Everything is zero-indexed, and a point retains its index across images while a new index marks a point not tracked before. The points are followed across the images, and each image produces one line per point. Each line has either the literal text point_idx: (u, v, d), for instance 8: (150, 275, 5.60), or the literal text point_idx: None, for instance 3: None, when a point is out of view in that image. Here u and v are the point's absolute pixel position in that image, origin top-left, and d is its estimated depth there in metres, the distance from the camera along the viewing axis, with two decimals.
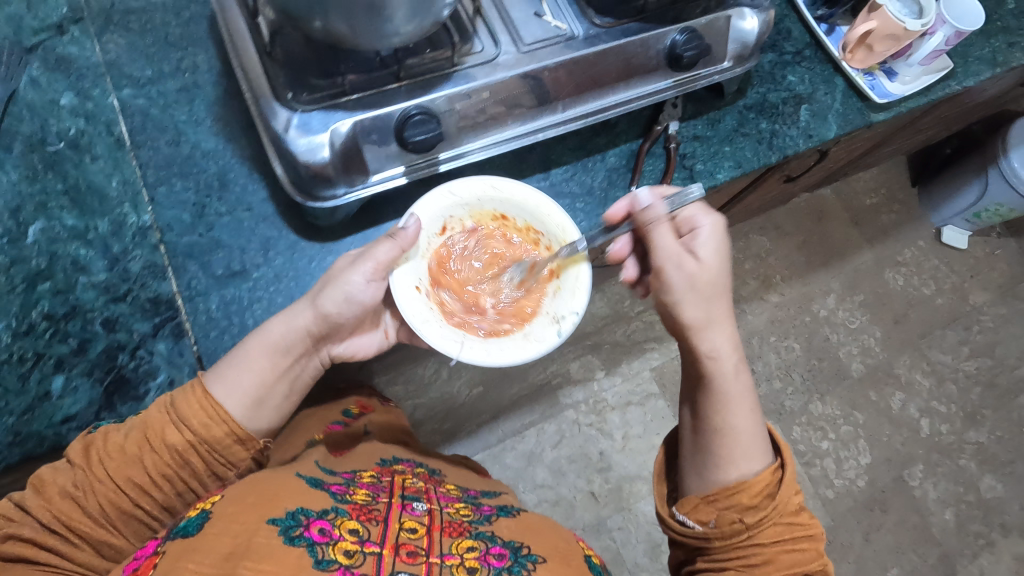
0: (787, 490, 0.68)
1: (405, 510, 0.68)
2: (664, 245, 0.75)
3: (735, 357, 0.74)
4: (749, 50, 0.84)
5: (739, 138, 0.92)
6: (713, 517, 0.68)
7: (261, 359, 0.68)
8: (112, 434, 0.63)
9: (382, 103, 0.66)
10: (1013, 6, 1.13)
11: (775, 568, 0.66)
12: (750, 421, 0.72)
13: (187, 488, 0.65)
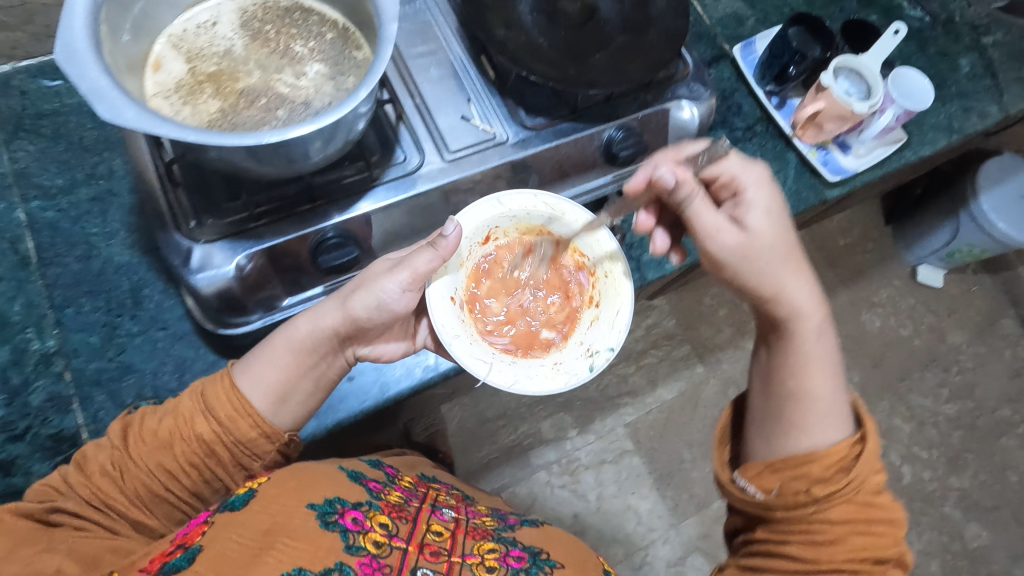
0: (868, 469, 0.56)
1: (436, 515, 0.68)
2: (706, 219, 0.63)
3: (818, 317, 0.62)
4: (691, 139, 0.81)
5: None
6: (778, 485, 0.57)
7: (291, 361, 0.64)
8: (151, 415, 0.62)
9: (297, 223, 0.63)
10: (967, 69, 1.12)
11: (841, 552, 0.54)
12: (831, 387, 0.60)
13: (215, 477, 0.62)
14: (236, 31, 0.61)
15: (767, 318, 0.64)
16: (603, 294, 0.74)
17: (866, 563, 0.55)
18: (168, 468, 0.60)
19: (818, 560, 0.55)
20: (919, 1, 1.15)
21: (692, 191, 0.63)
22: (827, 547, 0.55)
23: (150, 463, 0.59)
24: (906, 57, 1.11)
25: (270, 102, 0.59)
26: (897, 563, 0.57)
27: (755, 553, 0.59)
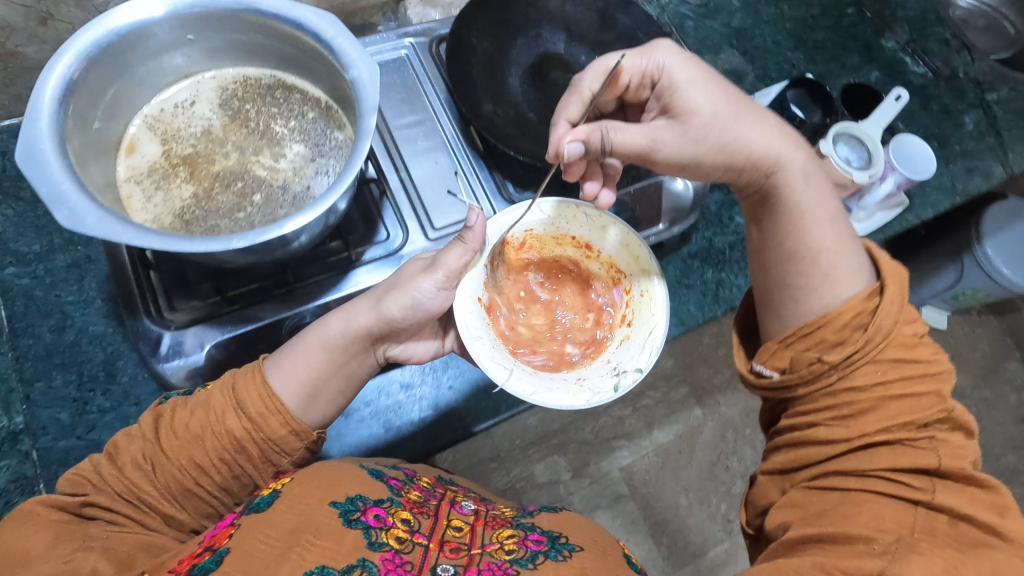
0: (891, 317, 0.48)
1: (455, 510, 0.59)
2: (631, 135, 0.56)
3: (798, 159, 0.57)
4: (686, 213, 0.78)
5: (683, 290, 0.87)
6: (790, 359, 0.51)
7: (323, 357, 0.58)
8: (181, 404, 0.54)
9: (273, 306, 0.61)
10: (971, 127, 1.10)
11: (879, 419, 0.46)
12: (833, 234, 0.54)
13: (246, 473, 0.54)
14: (215, 110, 0.59)
15: (754, 189, 0.59)
16: (637, 315, 0.65)
17: (910, 430, 0.45)
18: (198, 466, 0.52)
19: (851, 433, 0.47)
20: (922, 57, 1.14)
21: (603, 130, 0.55)
22: (852, 421, 0.47)
23: (182, 458, 0.51)
24: (909, 114, 1.09)
25: (247, 186, 0.57)
26: (953, 424, 0.47)
27: (774, 454, 0.52)
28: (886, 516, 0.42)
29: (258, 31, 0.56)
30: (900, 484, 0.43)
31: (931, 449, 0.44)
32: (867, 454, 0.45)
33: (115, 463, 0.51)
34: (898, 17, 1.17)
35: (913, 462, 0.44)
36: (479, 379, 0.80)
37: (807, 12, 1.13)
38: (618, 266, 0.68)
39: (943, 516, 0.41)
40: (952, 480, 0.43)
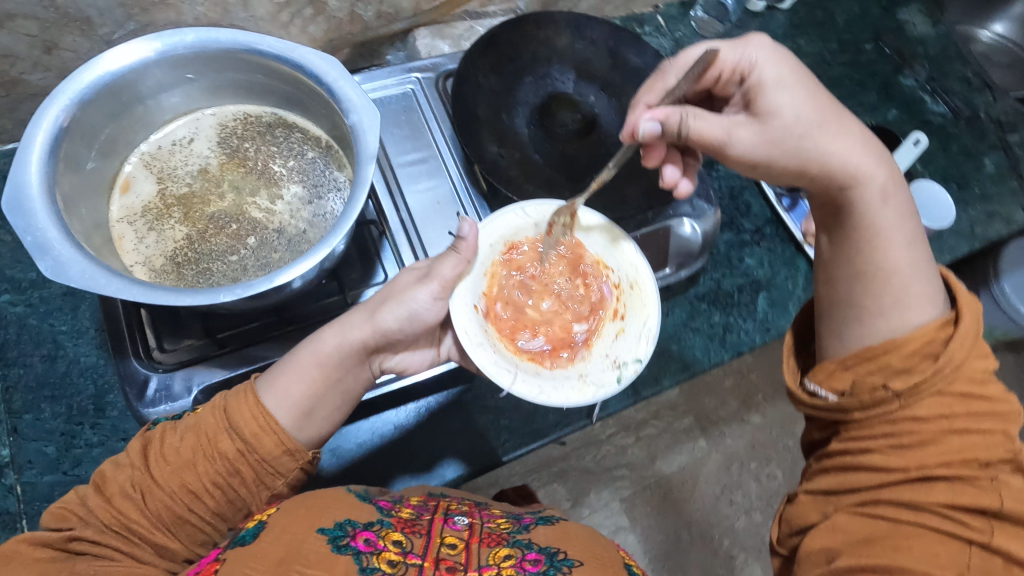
0: (965, 351, 0.46)
1: (449, 526, 0.54)
2: (712, 124, 0.52)
3: (879, 176, 0.51)
4: (694, 257, 0.76)
5: (688, 333, 0.85)
6: (850, 380, 0.48)
7: (318, 373, 0.55)
8: (172, 429, 0.51)
9: (266, 350, 0.59)
10: (992, 169, 1.07)
11: (944, 455, 0.44)
12: (910, 257, 0.50)
13: (238, 499, 0.51)
14: (213, 149, 0.58)
15: (826, 197, 0.53)
16: (630, 310, 0.64)
17: (970, 468, 0.44)
18: (191, 494, 0.48)
19: (909, 464, 0.44)
20: (941, 96, 1.11)
21: (684, 114, 0.51)
22: (911, 449, 0.45)
23: (173, 486, 0.48)
24: (927, 155, 1.06)
25: (241, 228, 0.56)
26: (1017, 466, 0.45)
27: (820, 474, 0.49)
28: (936, 554, 0.41)
29: (258, 72, 0.55)
30: (955, 522, 0.42)
31: (990, 490, 0.43)
32: (924, 487, 0.44)
33: (103, 494, 0.47)
34: (917, 54, 1.15)
35: (973, 503, 0.43)
36: (477, 421, 0.76)
37: (823, 47, 1.11)
38: (609, 266, 0.66)
39: (995, 557, 0.42)
40: (1005, 521, 0.43)
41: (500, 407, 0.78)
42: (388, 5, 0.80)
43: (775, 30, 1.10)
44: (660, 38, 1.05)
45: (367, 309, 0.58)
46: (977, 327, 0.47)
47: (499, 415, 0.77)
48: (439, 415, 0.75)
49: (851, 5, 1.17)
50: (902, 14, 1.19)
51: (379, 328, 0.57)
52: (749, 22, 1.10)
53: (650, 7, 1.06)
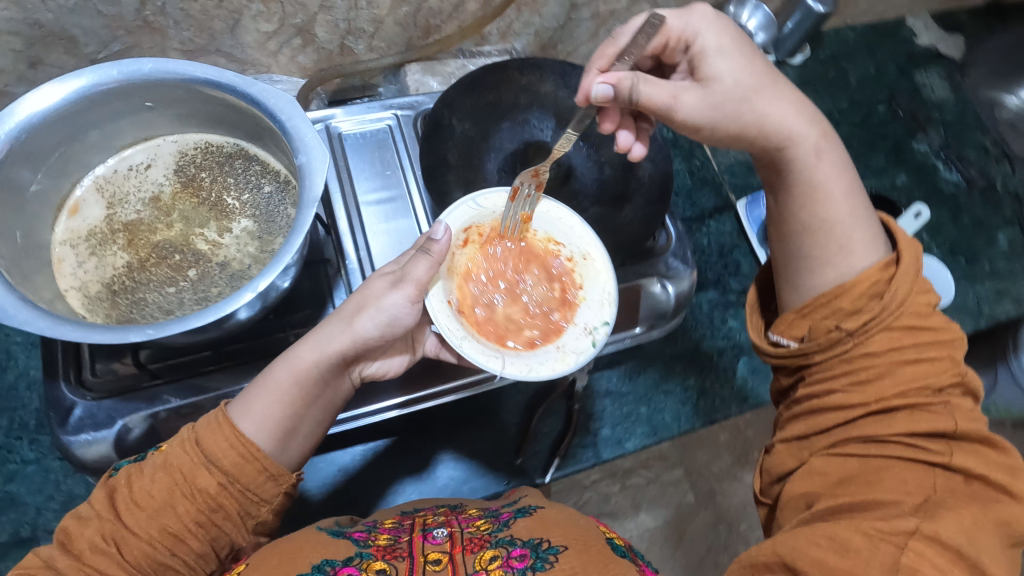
0: (907, 286, 0.49)
1: (429, 541, 0.51)
2: (663, 89, 0.51)
3: (812, 136, 0.53)
4: (669, 313, 0.73)
5: (660, 396, 0.81)
6: (808, 327, 0.52)
7: (293, 386, 0.51)
8: (139, 473, 0.46)
9: (200, 387, 0.57)
10: (1005, 245, 1.02)
11: (895, 384, 0.47)
12: (847, 207, 0.53)
13: (222, 536, 0.47)
14: (169, 176, 0.58)
15: (765, 160, 0.55)
16: (587, 280, 0.61)
17: (924, 395, 0.47)
18: (171, 537, 0.44)
19: (869, 399, 0.48)
20: (956, 164, 1.06)
21: (635, 80, 0.49)
22: (869, 387, 0.48)
23: (153, 533, 0.44)
24: (935, 224, 1.01)
25: (185, 259, 0.55)
26: (966, 389, 0.49)
27: (792, 418, 0.53)
28: (903, 484, 0.44)
29: (218, 103, 0.55)
30: (915, 451, 0.45)
31: (943, 412, 0.46)
32: (883, 419, 0.47)
33: (69, 554, 0.43)
34: (932, 119, 1.11)
35: (931, 427, 0.45)
36: (427, 471, 0.74)
37: (833, 105, 1.08)
38: (558, 238, 0.63)
39: (954, 475, 0.44)
40: (962, 438, 0.45)
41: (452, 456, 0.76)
42: (379, 38, 0.80)
43: None
44: None
45: (341, 316, 0.53)
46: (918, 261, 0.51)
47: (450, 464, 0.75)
48: (385, 460, 0.74)
49: (867, 63, 1.14)
50: (921, 76, 1.15)
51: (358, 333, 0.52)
52: None
53: None
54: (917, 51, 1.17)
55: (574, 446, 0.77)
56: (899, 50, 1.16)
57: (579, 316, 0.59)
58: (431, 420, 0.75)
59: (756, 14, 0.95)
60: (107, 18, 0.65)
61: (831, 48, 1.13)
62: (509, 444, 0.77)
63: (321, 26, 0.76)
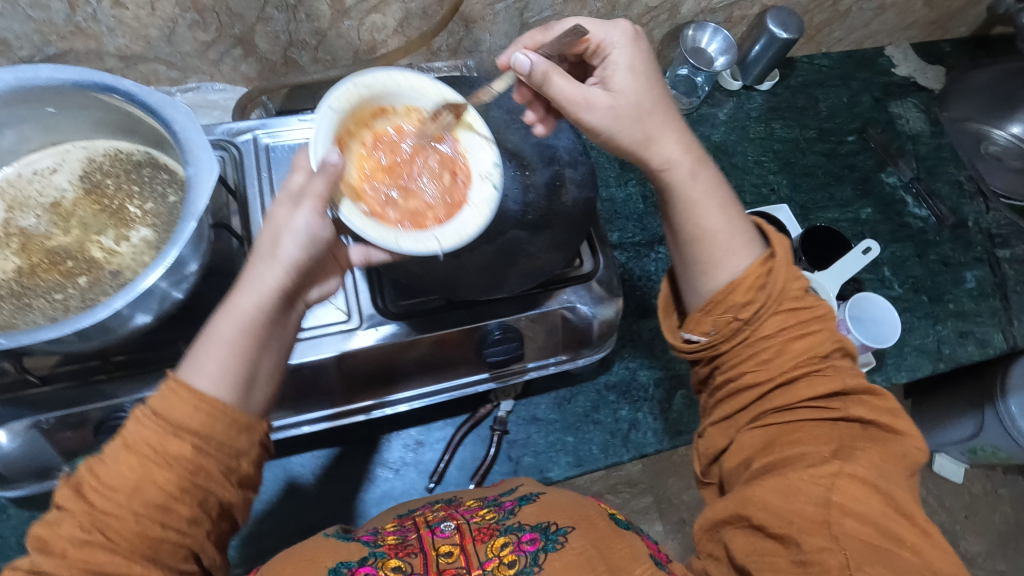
0: (786, 278, 0.51)
1: (438, 534, 0.55)
2: (576, 92, 0.52)
3: (688, 157, 0.54)
4: (593, 343, 0.73)
5: (588, 426, 0.79)
6: (712, 324, 0.52)
7: (246, 329, 0.47)
8: (100, 462, 0.42)
9: (90, 395, 0.57)
10: (972, 284, 0.98)
11: (789, 361, 0.50)
12: (727, 214, 0.54)
13: (209, 498, 0.44)
14: (73, 182, 0.58)
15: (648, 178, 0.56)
16: (461, 138, 0.60)
17: (815, 361, 0.50)
18: (157, 511, 0.42)
19: (772, 376, 0.50)
20: (925, 199, 1.03)
21: (551, 70, 0.51)
22: (772, 364, 0.50)
23: (138, 515, 0.41)
24: (899, 260, 0.98)
25: (76, 266, 0.55)
26: (844, 351, 0.52)
27: (714, 402, 0.55)
28: (821, 442, 0.47)
29: (116, 109, 0.55)
30: (821, 413, 0.48)
31: (834, 370, 0.50)
32: (788, 390, 0.49)
33: (54, 556, 0.40)
34: (904, 152, 1.08)
35: (828, 389, 0.49)
36: (336, 493, 0.73)
37: (800, 134, 1.06)
38: (416, 106, 0.59)
39: (853, 425, 0.48)
40: (854, 391, 0.49)
41: (363, 476, 0.74)
42: (323, 51, 0.80)
43: (749, 111, 1.06)
44: None
45: (261, 255, 0.48)
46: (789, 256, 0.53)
47: (363, 485, 0.74)
48: (296, 478, 0.73)
49: (840, 92, 1.11)
50: (896, 107, 1.12)
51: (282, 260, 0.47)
52: (722, 100, 1.05)
53: None
54: (895, 82, 1.15)
55: (493, 473, 0.76)
56: (875, 80, 1.14)
57: (472, 171, 0.58)
58: (345, 437, 0.74)
59: (716, 38, 0.95)
60: (37, 23, 0.65)
61: (803, 76, 1.11)
62: (425, 468, 0.75)
63: (261, 37, 0.76)
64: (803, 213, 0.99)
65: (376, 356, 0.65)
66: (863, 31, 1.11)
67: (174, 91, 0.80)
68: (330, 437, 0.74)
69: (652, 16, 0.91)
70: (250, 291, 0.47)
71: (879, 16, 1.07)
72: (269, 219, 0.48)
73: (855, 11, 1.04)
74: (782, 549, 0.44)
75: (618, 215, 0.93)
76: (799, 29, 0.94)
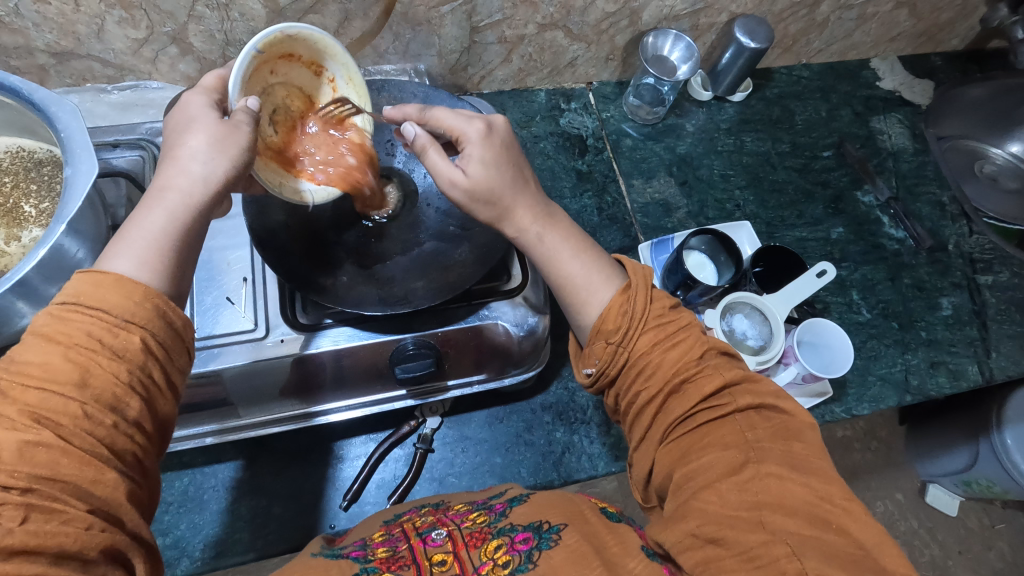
0: (644, 301, 0.50)
1: (430, 543, 0.49)
2: (444, 172, 0.54)
3: (537, 221, 0.55)
4: (523, 361, 0.69)
5: (520, 447, 0.76)
6: (595, 355, 0.51)
7: (168, 218, 0.44)
8: (22, 360, 0.36)
9: None
10: (948, 312, 0.92)
11: (669, 372, 0.48)
12: (585, 259, 0.54)
13: (155, 401, 0.40)
14: None
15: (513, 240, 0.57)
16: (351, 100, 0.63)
17: (692, 365, 0.48)
18: (108, 407, 0.37)
19: (659, 389, 0.48)
20: (903, 220, 0.98)
21: (426, 147, 0.54)
22: (655, 377, 0.48)
23: (87, 409, 0.36)
24: (869, 283, 0.93)
25: None
26: (716, 348, 0.51)
27: (627, 425, 0.52)
28: (725, 445, 0.45)
29: (7, 103, 0.53)
30: (717, 414, 0.46)
31: (715, 364, 0.49)
32: (680, 398, 0.47)
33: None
34: (883, 169, 1.03)
35: (713, 385, 0.47)
36: (243, 507, 0.69)
37: (772, 147, 1.01)
38: (321, 63, 0.59)
39: (749, 412, 0.47)
40: (737, 381, 0.48)
41: (273, 490, 0.70)
42: None
43: (720, 122, 1.01)
44: (587, 116, 0.98)
45: (160, 180, 0.45)
46: (649, 279, 0.52)
47: (276, 499, 0.70)
48: (203, 489, 0.69)
49: (818, 105, 1.06)
50: (878, 122, 1.07)
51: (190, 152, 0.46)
52: (692, 110, 1.01)
53: (583, 83, 1.00)
54: (878, 96, 1.09)
55: (416, 491, 0.72)
56: (857, 94, 1.09)
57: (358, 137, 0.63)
58: (261, 448, 0.71)
59: (679, 45, 0.92)
60: None
61: (780, 88, 1.07)
62: (341, 486, 0.72)
63: (195, 36, 0.74)
64: (769, 231, 0.94)
65: (286, 370, 0.62)
66: (845, 42, 1.06)
67: (111, 88, 0.79)
68: (244, 449, 0.71)
69: (612, 22, 0.88)
70: (166, 185, 0.45)
71: (860, 27, 1.02)
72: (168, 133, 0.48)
73: (834, 20, 0.99)
74: (724, 551, 0.41)
75: None
76: (767, 38, 0.89)
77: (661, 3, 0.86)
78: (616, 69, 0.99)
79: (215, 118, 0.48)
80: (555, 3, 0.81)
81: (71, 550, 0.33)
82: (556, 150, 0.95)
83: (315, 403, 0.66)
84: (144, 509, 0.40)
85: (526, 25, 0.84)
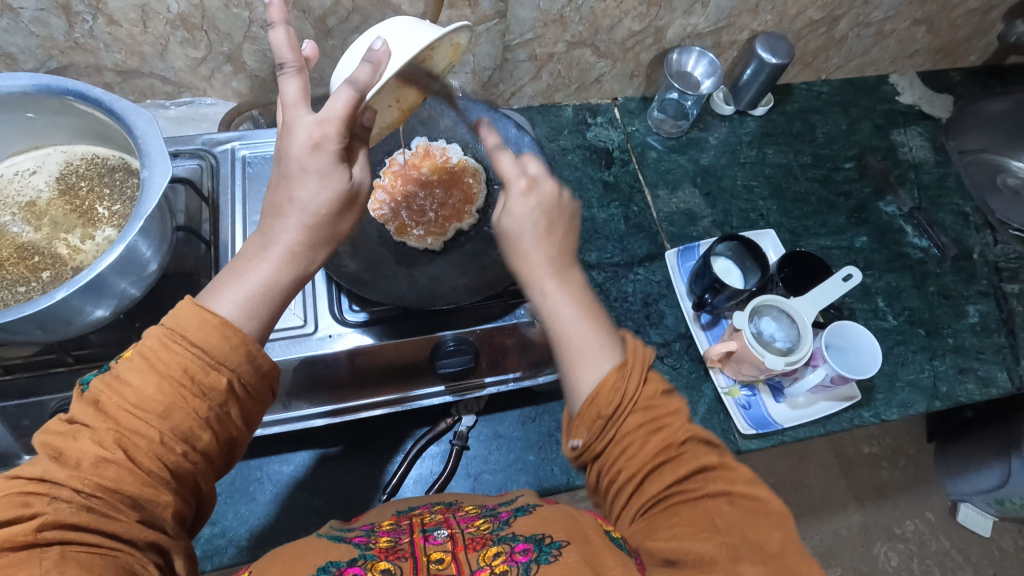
0: (639, 384, 0.48)
1: (430, 541, 0.46)
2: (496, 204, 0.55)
3: (548, 272, 0.53)
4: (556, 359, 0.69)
5: (553, 446, 0.77)
6: (583, 428, 0.48)
7: (277, 270, 0.49)
8: (122, 378, 0.41)
9: (42, 385, 0.59)
10: (975, 319, 0.92)
11: (645, 462, 0.46)
12: (587, 326, 0.51)
13: (221, 435, 0.44)
14: (50, 183, 0.63)
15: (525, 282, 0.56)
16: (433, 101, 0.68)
17: (672, 451, 0.46)
18: (179, 438, 0.41)
19: (637, 470, 0.46)
20: (926, 229, 0.99)
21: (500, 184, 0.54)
22: (634, 459, 0.46)
23: (164, 438, 0.40)
24: (895, 291, 0.94)
25: (42, 261, 0.58)
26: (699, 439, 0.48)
27: (605, 506, 0.50)
28: (700, 530, 0.43)
29: (89, 114, 0.58)
30: (691, 502, 0.45)
31: (692, 452, 0.47)
32: (653, 483, 0.46)
33: (67, 467, 0.38)
34: (905, 180, 1.04)
35: (688, 474, 0.45)
36: (286, 499, 0.72)
37: (794, 159, 1.04)
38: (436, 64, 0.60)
39: (720, 500, 0.45)
40: (712, 467, 0.46)
41: (314, 484, 0.73)
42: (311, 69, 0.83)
43: (742, 136, 1.04)
44: (612, 130, 1.02)
45: (267, 233, 0.49)
46: (648, 361, 0.50)
47: (315, 492, 0.73)
48: (246, 482, 0.72)
49: (838, 119, 1.09)
50: (899, 135, 1.09)
51: (307, 212, 0.49)
52: (715, 124, 1.05)
53: (608, 99, 1.04)
54: (898, 110, 1.12)
55: (452, 487, 0.74)
56: (876, 108, 1.11)
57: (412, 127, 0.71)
58: (302, 443, 0.74)
59: (702, 61, 0.96)
60: (39, 39, 0.71)
61: (800, 102, 1.10)
62: (380, 481, 0.74)
63: (249, 55, 0.79)
64: (793, 239, 0.96)
65: (332, 365, 0.64)
66: (864, 58, 1.09)
67: (169, 104, 0.85)
68: (285, 444, 0.74)
69: (637, 40, 0.92)
70: (282, 240, 0.49)
71: (878, 43, 1.05)
72: (281, 169, 0.49)
73: (852, 37, 1.02)
74: None
75: (598, 235, 0.92)
76: (788, 54, 0.93)
77: (684, 22, 0.90)
78: (640, 85, 1.03)
79: (341, 175, 0.49)
80: (585, 22, 0.86)
81: (121, 538, 0.38)
82: (584, 163, 0.98)
83: (411, 389, 0.68)
84: (188, 521, 0.44)
85: (556, 43, 0.88)
